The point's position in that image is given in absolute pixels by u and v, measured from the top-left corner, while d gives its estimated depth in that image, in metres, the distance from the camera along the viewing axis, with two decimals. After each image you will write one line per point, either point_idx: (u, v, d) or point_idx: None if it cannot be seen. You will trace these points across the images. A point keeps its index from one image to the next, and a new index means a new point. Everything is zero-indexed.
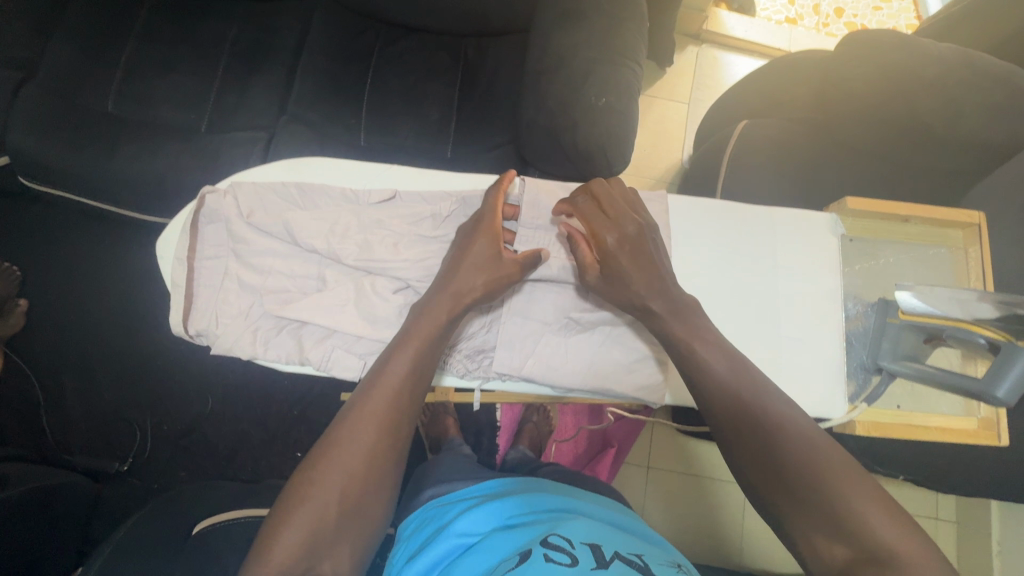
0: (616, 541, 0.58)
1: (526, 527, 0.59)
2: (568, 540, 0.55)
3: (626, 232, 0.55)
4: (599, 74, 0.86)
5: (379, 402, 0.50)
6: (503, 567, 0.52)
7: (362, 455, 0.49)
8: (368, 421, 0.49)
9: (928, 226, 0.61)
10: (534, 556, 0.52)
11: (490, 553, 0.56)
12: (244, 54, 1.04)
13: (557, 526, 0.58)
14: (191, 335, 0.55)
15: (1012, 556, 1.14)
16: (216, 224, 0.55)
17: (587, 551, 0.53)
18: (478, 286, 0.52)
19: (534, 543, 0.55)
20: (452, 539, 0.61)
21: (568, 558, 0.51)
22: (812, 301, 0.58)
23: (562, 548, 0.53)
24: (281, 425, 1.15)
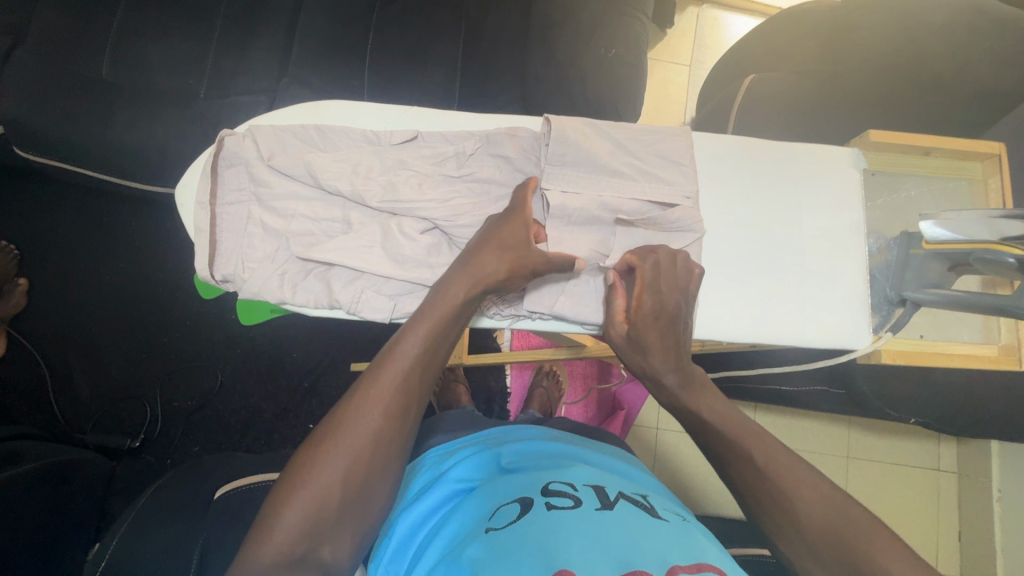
0: (619, 485, 0.58)
1: (526, 473, 0.59)
2: (570, 484, 0.55)
3: (668, 308, 0.54)
4: (608, 25, 0.85)
5: (389, 378, 0.49)
6: (503, 512, 0.52)
7: (368, 436, 0.48)
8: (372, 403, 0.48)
9: (949, 159, 0.61)
10: (534, 502, 0.52)
11: (489, 497, 0.56)
12: (239, 15, 1.01)
13: (556, 471, 0.59)
14: (217, 281, 0.54)
15: (1012, 501, 1.18)
16: (236, 168, 0.54)
17: (590, 493, 0.53)
18: (501, 269, 0.51)
19: (534, 488, 0.55)
20: (451, 485, 0.61)
21: (571, 501, 0.51)
22: (836, 233, 0.59)
23: (563, 493, 0.53)
24: (293, 397, 1.15)
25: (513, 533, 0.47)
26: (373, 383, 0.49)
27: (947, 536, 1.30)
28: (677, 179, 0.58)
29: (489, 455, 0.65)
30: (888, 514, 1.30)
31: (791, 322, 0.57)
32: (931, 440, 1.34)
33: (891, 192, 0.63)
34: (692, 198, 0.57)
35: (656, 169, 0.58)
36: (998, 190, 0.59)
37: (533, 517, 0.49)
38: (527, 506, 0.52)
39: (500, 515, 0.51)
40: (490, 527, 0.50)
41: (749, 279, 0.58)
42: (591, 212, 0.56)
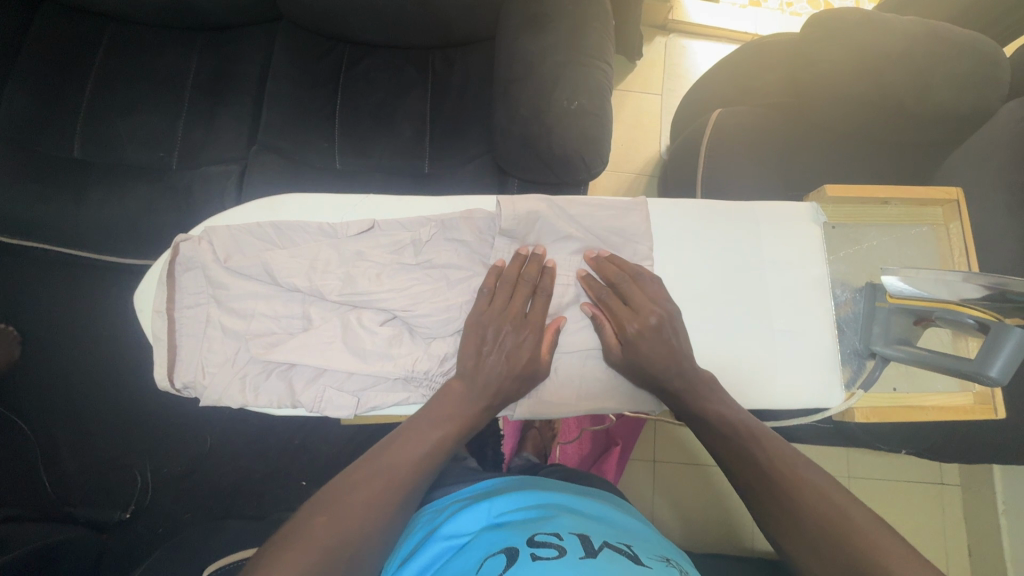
0: (603, 532, 0.59)
1: (513, 527, 0.59)
2: (555, 535, 0.55)
3: (649, 324, 0.54)
4: (569, 78, 0.86)
5: (392, 465, 0.50)
6: (489, 565, 0.52)
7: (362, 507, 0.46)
8: (371, 481, 0.48)
9: (907, 207, 0.62)
10: (520, 553, 0.52)
11: (479, 551, 0.55)
12: (208, 87, 1.02)
13: (541, 523, 0.59)
14: (178, 388, 0.54)
15: (1017, 513, 1.17)
16: (193, 271, 0.54)
17: (574, 542, 0.54)
18: (477, 397, 0.53)
19: (520, 540, 0.55)
20: (440, 543, 0.60)
21: (556, 550, 0.52)
22: (800, 291, 0.59)
23: (549, 543, 0.53)
24: (284, 458, 1.14)
25: None
26: (367, 469, 0.49)
27: (958, 552, 1.28)
28: (630, 253, 0.59)
29: (478, 505, 0.64)
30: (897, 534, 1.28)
31: (763, 386, 0.57)
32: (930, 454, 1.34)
33: (856, 242, 0.63)
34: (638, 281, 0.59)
35: (609, 239, 0.59)
36: (958, 235, 0.60)
37: (520, 567, 0.49)
38: (514, 556, 0.51)
39: (488, 568, 0.51)
40: None
41: (718, 346, 0.58)
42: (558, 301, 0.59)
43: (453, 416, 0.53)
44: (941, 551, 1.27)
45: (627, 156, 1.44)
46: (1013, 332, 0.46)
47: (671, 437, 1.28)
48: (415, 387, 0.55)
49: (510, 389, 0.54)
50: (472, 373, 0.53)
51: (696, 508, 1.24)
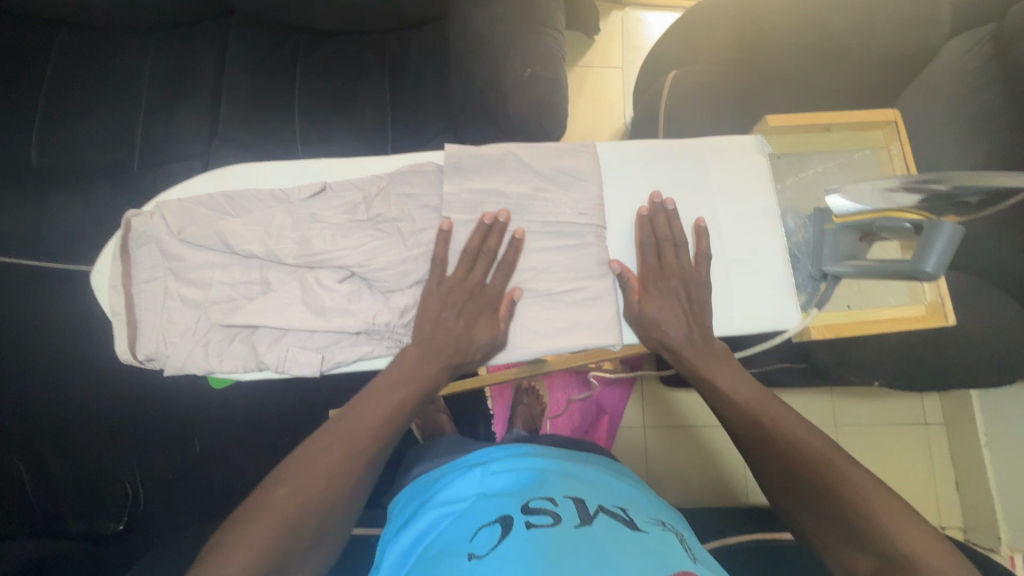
0: (599, 498, 0.57)
1: (508, 494, 0.56)
2: (550, 502, 0.53)
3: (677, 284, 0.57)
4: (521, 45, 0.86)
5: (351, 434, 0.52)
6: (482, 534, 0.50)
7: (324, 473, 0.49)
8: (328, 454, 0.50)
9: (848, 132, 0.66)
10: (514, 521, 0.50)
11: (473, 518, 0.53)
12: (164, 85, 1.02)
13: (537, 489, 0.57)
14: (141, 361, 0.54)
15: (999, 443, 1.20)
16: (148, 245, 0.55)
17: (570, 509, 0.52)
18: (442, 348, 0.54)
19: (513, 507, 0.53)
20: (433, 509, 0.58)
21: (551, 518, 0.50)
22: (751, 218, 0.60)
23: (544, 511, 0.51)
24: (275, 454, 1.14)
25: (494, 559, 0.44)
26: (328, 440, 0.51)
27: (947, 489, 1.31)
28: (581, 192, 0.59)
29: (472, 471, 0.62)
30: (886, 476, 1.31)
31: (720, 312, 0.59)
32: (913, 396, 1.37)
33: (800, 170, 0.67)
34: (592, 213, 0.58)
35: (564, 187, 0.59)
36: (898, 154, 0.64)
37: (514, 537, 0.47)
38: (508, 525, 0.49)
39: (481, 538, 0.49)
40: (471, 552, 0.47)
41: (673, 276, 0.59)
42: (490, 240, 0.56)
43: (406, 389, 0.54)
44: (930, 489, 1.31)
45: (593, 130, 1.45)
46: (941, 228, 0.47)
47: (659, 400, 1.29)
48: (379, 340, 0.55)
49: (461, 358, 0.55)
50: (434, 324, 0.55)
51: (692, 468, 1.25)
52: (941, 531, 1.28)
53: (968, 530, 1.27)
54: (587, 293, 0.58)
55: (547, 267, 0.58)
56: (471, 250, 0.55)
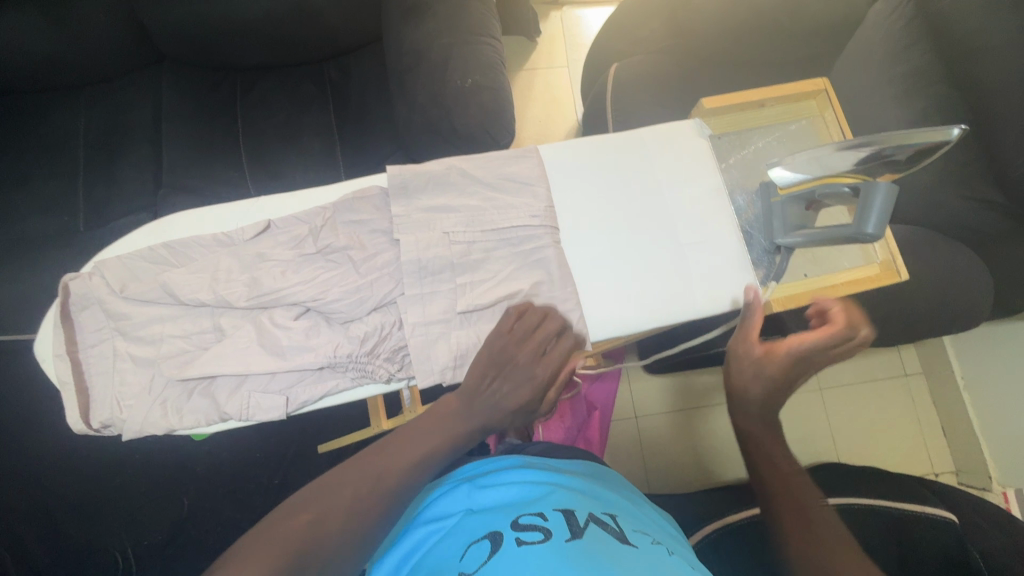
0: (589, 505, 0.56)
1: (497, 509, 0.55)
2: (540, 516, 0.51)
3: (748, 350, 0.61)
4: (458, 57, 0.87)
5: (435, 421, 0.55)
6: (471, 554, 0.48)
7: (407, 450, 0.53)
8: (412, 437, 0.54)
9: (783, 105, 0.67)
10: (504, 539, 0.48)
11: (464, 535, 0.52)
12: (101, 140, 0.99)
13: (526, 501, 0.55)
14: (97, 429, 0.52)
15: (976, 384, 1.24)
16: (91, 308, 0.54)
17: (560, 521, 0.50)
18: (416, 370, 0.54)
19: (503, 523, 0.51)
20: (423, 528, 0.57)
21: (541, 533, 0.48)
22: (700, 201, 0.61)
23: (534, 526, 0.49)
24: (265, 501, 1.10)
25: None
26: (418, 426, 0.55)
27: (936, 435, 1.34)
28: (529, 197, 0.59)
29: (459, 486, 0.60)
30: (878, 430, 1.34)
31: (683, 294, 0.58)
32: (890, 349, 1.40)
33: (743, 148, 0.68)
34: (544, 213, 0.58)
35: (512, 195, 0.59)
36: (833, 122, 0.66)
37: (504, 555, 0.45)
38: (498, 543, 0.48)
39: (471, 557, 0.48)
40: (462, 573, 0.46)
41: (631, 266, 0.59)
42: (443, 255, 0.55)
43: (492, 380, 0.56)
44: (920, 437, 1.34)
45: (547, 131, 1.46)
46: (879, 189, 0.50)
47: (669, 384, 1.30)
48: (343, 372, 0.53)
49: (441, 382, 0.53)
50: (396, 347, 0.53)
51: (684, 451, 1.26)
52: (935, 478, 1.30)
53: (960, 473, 1.30)
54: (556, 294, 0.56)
55: (508, 275, 0.56)
56: (429, 257, 0.54)
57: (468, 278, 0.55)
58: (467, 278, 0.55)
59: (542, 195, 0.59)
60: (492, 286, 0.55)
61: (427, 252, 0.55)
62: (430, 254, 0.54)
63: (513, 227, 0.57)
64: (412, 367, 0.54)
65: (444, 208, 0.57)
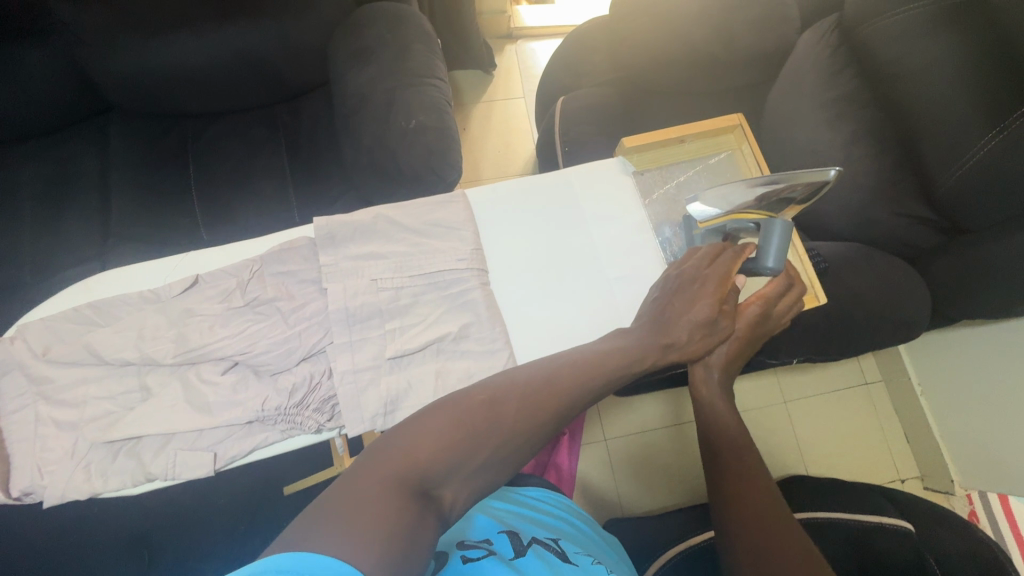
0: (534, 528, 0.59)
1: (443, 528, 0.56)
2: (485, 538, 0.54)
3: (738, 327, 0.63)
4: (402, 100, 0.89)
5: (557, 366, 0.52)
6: None
7: (524, 390, 0.49)
8: (532, 377, 0.51)
9: (702, 140, 0.70)
10: (449, 556, 0.49)
11: None
12: (47, 191, 0.99)
13: (469, 524, 0.57)
14: (18, 497, 0.52)
15: (931, 390, 1.28)
16: (13, 373, 0.54)
17: (504, 542, 0.53)
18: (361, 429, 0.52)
19: (449, 543, 0.52)
20: None
21: (485, 551, 0.50)
22: (625, 234, 0.65)
23: (479, 545, 0.51)
24: (226, 550, 1.07)
25: None
26: (538, 365, 0.52)
27: (899, 442, 1.37)
28: (457, 241, 0.60)
29: None
30: (843, 440, 1.36)
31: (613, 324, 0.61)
32: (849, 359, 1.44)
33: (665, 183, 0.70)
34: (471, 256, 0.59)
35: (441, 239, 0.60)
36: (750, 155, 0.69)
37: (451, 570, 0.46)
38: (441, 561, 0.48)
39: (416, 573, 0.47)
40: None
41: (560, 301, 0.61)
42: (370, 303, 0.56)
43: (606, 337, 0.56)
44: (884, 444, 1.36)
45: (507, 160, 1.49)
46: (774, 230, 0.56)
47: (657, 401, 1.31)
48: (273, 426, 0.53)
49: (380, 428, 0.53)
50: (324, 397, 0.53)
51: (658, 471, 1.26)
52: (901, 485, 1.33)
53: (925, 478, 1.33)
54: (485, 334, 0.57)
55: (436, 319, 0.57)
56: (357, 301, 0.55)
57: (397, 323, 0.56)
58: (397, 323, 0.56)
59: (469, 239, 0.60)
60: (423, 330, 0.56)
61: (350, 300, 0.55)
62: (356, 303, 0.55)
63: (443, 270, 0.58)
64: (342, 417, 0.54)
65: (369, 256, 0.58)
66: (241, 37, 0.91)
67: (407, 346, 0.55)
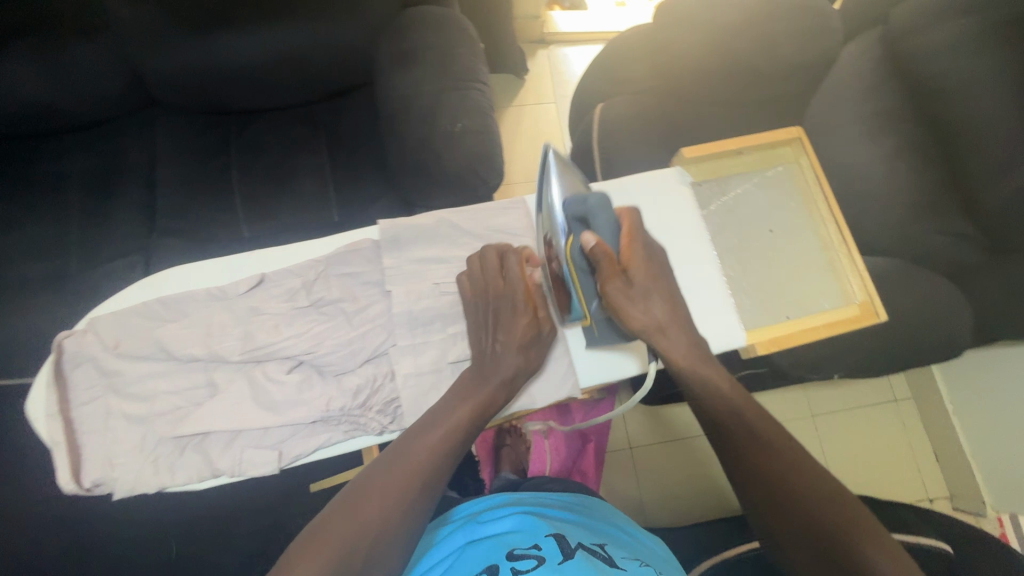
0: (579, 533, 0.59)
1: (494, 536, 0.57)
2: (533, 544, 0.54)
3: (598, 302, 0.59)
4: (447, 104, 0.90)
5: (434, 442, 0.53)
6: None
7: (392, 484, 0.51)
8: (406, 462, 0.52)
9: (759, 152, 0.73)
10: (501, 570, 0.50)
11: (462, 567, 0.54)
12: (94, 185, 1.00)
13: (519, 531, 0.58)
14: (87, 489, 0.53)
15: (963, 409, 1.26)
16: (83, 365, 0.55)
17: (552, 546, 0.53)
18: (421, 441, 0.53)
19: (499, 554, 0.53)
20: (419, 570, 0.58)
21: (535, 560, 0.51)
22: (684, 245, 0.65)
23: (528, 554, 0.52)
24: (255, 544, 1.08)
25: None
26: (405, 452, 0.53)
27: (927, 460, 1.35)
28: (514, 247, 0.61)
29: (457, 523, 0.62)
30: (870, 456, 1.34)
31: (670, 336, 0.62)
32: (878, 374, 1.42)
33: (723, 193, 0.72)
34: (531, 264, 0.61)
35: (502, 244, 0.63)
36: (807, 167, 0.71)
37: None
38: None
39: None
40: None
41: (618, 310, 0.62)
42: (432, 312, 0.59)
43: (468, 402, 0.55)
44: (912, 462, 1.34)
45: (537, 165, 1.49)
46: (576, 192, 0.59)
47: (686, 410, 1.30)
48: (336, 426, 0.55)
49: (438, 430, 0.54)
50: (387, 396, 0.56)
51: (687, 480, 1.25)
52: (929, 504, 1.31)
53: (953, 498, 1.31)
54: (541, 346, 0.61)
55: None
56: (420, 304, 0.58)
57: (459, 329, 0.58)
58: (459, 329, 0.58)
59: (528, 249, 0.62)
60: (484, 337, 0.58)
61: (412, 306, 0.58)
62: (418, 308, 0.58)
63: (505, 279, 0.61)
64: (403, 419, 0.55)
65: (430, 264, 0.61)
66: (289, 38, 0.92)
67: (467, 352, 0.57)
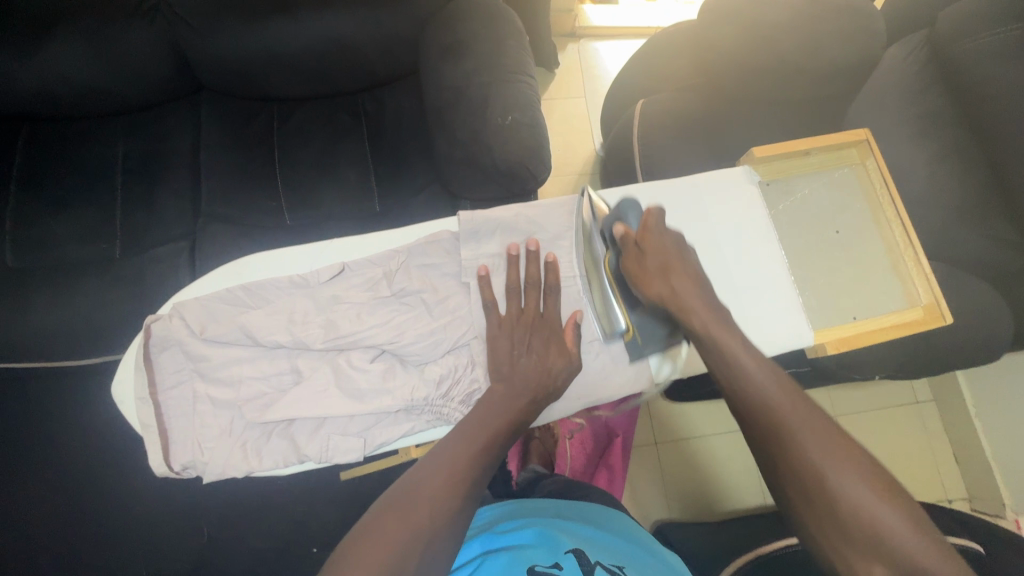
0: (602, 551, 0.59)
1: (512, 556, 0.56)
2: (554, 565, 0.54)
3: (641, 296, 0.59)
4: (498, 96, 0.89)
5: (480, 427, 0.56)
6: None
7: (448, 468, 0.52)
8: (460, 446, 0.54)
9: (827, 154, 0.74)
10: None
11: None
12: (138, 170, 1.01)
13: (539, 549, 0.57)
14: (177, 471, 0.58)
15: (987, 413, 1.27)
16: (170, 350, 0.59)
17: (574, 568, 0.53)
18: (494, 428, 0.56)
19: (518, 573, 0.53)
20: None
21: None
22: (752, 246, 0.67)
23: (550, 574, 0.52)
24: (288, 529, 1.09)
25: None
26: (454, 441, 0.55)
27: (948, 462, 1.36)
28: None
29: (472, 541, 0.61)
30: (891, 457, 1.36)
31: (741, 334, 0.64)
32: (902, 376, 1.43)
33: (789, 194, 0.74)
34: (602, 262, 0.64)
35: (572, 240, 0.66)
36: (875, 169, 0.73)
37: None
38: None
39: None
40: None
41: None
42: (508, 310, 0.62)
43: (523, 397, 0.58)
44: (933, 464, 1.36)
45: (566, 160, 1.49)
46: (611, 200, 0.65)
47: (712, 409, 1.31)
48: (419, 416, 0.59)
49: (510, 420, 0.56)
50: (467, 386, 0.61)
51: (708, 478, 1.26)
52: (948, 505, 1.32)
53: (973, 500, 1.32)
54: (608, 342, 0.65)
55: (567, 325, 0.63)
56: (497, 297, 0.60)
57: (536, 325, 0.61)
58: (534, 326, 0.62)
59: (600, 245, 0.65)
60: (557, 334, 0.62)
61: (489, 301, 0.61)
62: (495, 303, 0.61)
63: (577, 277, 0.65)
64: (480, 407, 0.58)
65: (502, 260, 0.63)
66: (340, 26, 0.92)
67: (542, 346, 0.61)
